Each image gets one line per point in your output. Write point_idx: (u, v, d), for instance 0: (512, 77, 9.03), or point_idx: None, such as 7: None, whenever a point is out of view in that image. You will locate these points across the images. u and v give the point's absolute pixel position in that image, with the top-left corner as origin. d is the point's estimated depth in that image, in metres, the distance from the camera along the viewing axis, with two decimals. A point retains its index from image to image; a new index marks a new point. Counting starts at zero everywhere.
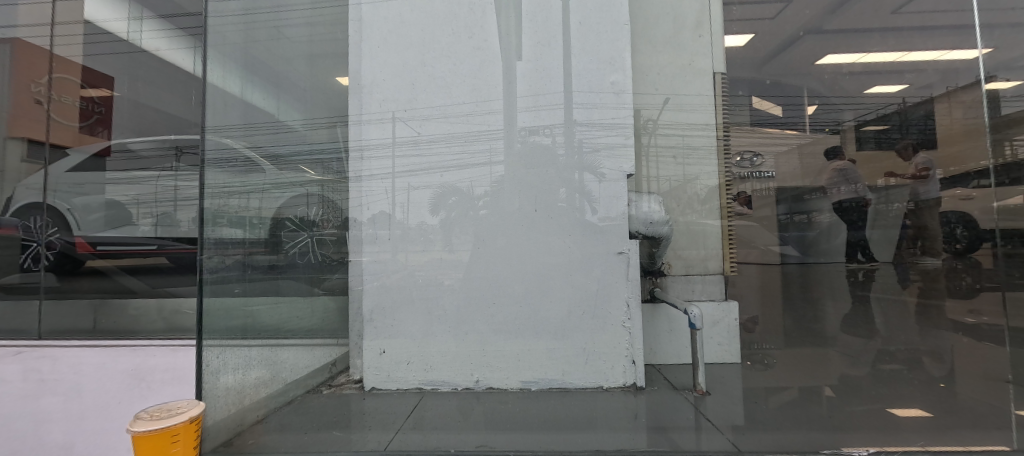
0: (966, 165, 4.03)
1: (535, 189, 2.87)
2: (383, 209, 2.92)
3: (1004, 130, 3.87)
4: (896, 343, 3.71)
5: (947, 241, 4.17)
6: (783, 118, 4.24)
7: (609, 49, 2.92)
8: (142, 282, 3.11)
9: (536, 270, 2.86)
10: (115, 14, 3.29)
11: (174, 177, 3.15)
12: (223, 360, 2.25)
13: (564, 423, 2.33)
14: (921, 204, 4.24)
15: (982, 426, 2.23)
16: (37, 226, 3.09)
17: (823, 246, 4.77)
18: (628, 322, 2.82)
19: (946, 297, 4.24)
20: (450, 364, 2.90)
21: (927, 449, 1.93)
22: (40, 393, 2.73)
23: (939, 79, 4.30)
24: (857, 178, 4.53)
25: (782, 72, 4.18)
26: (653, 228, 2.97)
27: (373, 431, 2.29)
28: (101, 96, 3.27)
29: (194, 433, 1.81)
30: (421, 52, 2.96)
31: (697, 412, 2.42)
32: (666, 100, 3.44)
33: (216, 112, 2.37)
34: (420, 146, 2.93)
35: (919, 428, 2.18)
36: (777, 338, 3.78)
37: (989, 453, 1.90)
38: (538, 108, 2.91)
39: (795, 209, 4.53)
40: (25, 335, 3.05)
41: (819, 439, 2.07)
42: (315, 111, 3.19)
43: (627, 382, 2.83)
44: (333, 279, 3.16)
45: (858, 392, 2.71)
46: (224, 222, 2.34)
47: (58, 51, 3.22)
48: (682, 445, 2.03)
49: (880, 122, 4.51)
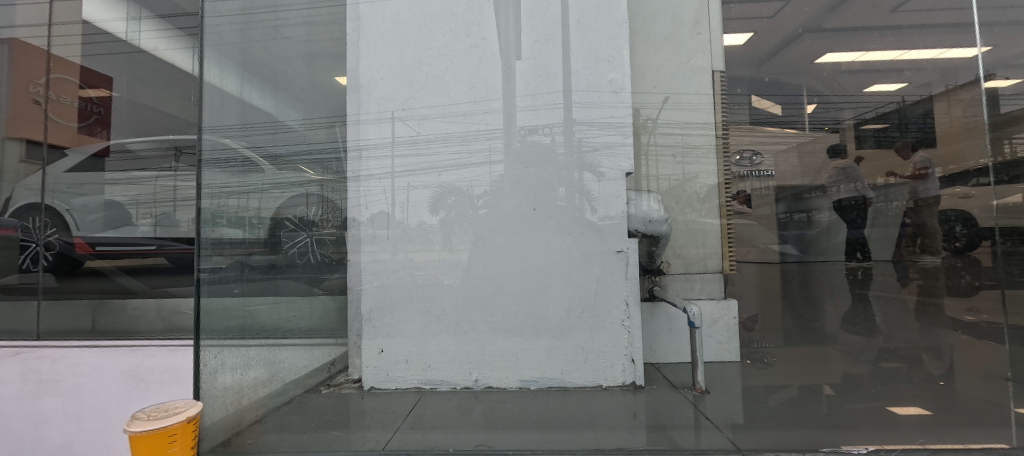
0: (964, 163, 4.04)
1: (534, 188, 2.86)
2: (382, 209, 2.92)
3: (1003, 128, 3.86)
4: (895, 341, 3.71)
5: (947, 240, 4.23)
6: (783, 117, 4.23)
7: (607, 47, 2.91)
8: (141, 282, 3.11)
9: (536, 269, 2.86)
10: (113, 14, 3.28)
11: (173, 178, 3.12)
12: (221, 360, 2.25)
13: (564, 422, 2.32)
14: (921, 202, 4.29)
15: (982, 424, 2.22)
16: (35, 227, 3.08)
17: (823, 245, 4.72)
18: (627, 320, 2.82)
19: (946, 294, 4.33)
20: (450, 363, 2.90)
21: (926, 447, 1.93)
22: (39, 393, 2.73)
23: (938, 78, 4.32)
24: (858, 178, 4.49)
25: (782, 70, 4.18)
26: (652, 226, 2.98)
27: (372, 430, 2.29)
28: (99, 96, 3.26)
29: (191, 433, 1.80)
30: (419, 51, 2.96)
31: (697, 411, 2.42)
32: (665, 99, 3.43)
33: (213, 111, 2.37)
34: (418, 145, 2.93)
35: (918, 425, 2.18)
36: (777, 337, 3.77)
37: (988, 450, 1.90)
38: (537, 107, 2.91)
39: (795, 207, 4.42)
40: (24, 336, 3.06)
41: (819, 437, 2.07)
42: (313, 111, 3.19)
43: (627, 380, 2.83)
44: (333, 278, 3.13)
45: (857, 390, 2.71)
46: (223, 222, 2.35)
47: (56, 51, 3.21)
48: (681, 443, 2.03)
49: (880, 121, 4.53)
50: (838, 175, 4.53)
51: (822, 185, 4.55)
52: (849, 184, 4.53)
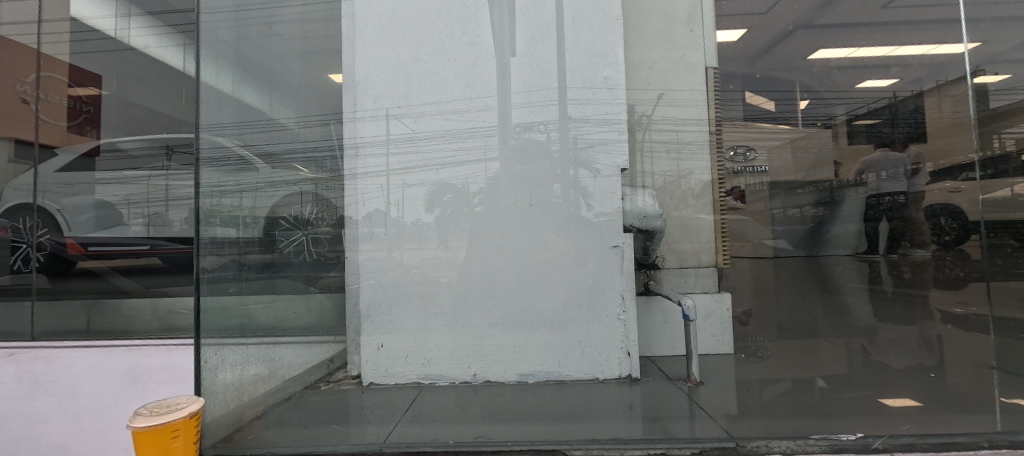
0: (954, 157, 4.28)
1: (530, 184, 2.88)
2: (378, 207, 2.92)
3: (990, 123, 4.19)
4: (888, 332, 3.79)
5: (936, 233, 4.50)
6: (776, 113, 4.35)
7: (601, 43, 2.94)
8: (135, 282, 3.08)
9: (533, 264, 2.89)
10: (100, 10, 3.23)
11: (165, 177, 3.12)
12: (221, 357, 2.26)
13: (561, 414, 2.36)
14: (912, 197, 4.53)
15: (966, 410, 2.31)
16: (26, 227, 3.08)
17: (833, 237, 5.05)
18: (622, 314, 2.86)
19: (933, 287, 4.49)
20: (448, 357, 2.92)
21: (913, 433, 2.00)
22: (32, 394, 2.71)
23: (927, 74, 4.44)
24: (897, 170, 4.60)
25: (774, 66, 4.23)
26: (646, 221, 3.04)
27: (372, 424, 2.31)
28: (88, 95, 3.23)
29: (193, 430, 1.81)
30: (416, 47, 2.96)
31: (691, 401, 2.47)
32: (659, 95, 3.47)
33: (210, 110, 2.37)
34: (415, 143, 2.94)
35: (906, 413, 2.25)
36: (770, 331, 3.83)
37: (973, 435, 1.99)
38: (533, 104, 2.93)
39: (819, 199, 4.85)
40: (16, 337, 3.04)
41: (810, 425, 2.12)
42: (308, 109, 3.19)
43: (622, 373, 2.87)
44: (330, 276, 3.16)
45: (848, 381, 2.77)
46: (216, 221, 2.30)
47: (46, 49, 3.19)
48: (676, 432, 2.08)
49: (871, 116, 4.65)
50: (880, 162, 4.67)
51: (863, 181, 4.85)
52: (889, 171, 4.64)
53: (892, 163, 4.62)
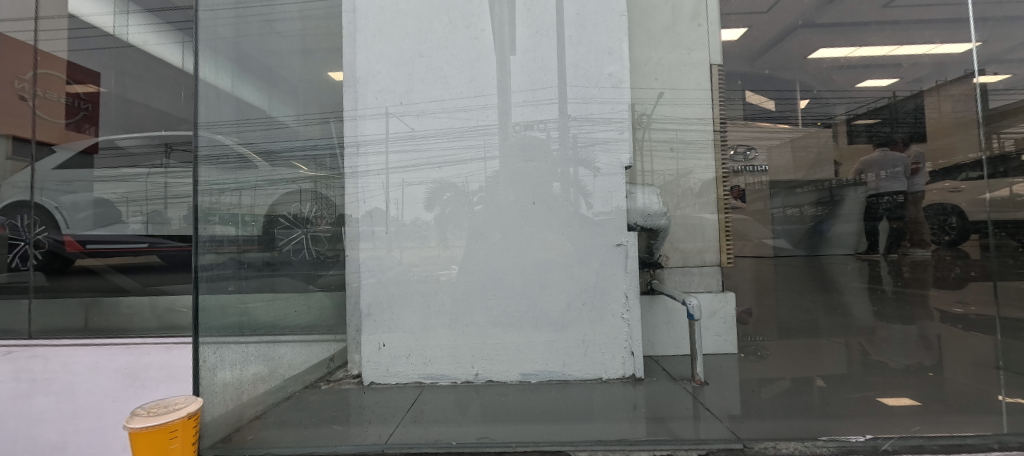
0: (954, 157, 4.28)
1: (531, 182, 2.86)
2: (379, 205, 2.89)
3: (996, 122, 4.11)
4: (891, 331, 3.77)
5: (936, 233, 4.59)
6: (776, 112, 4.30)
7: (606, 39, 2.91)
8: (133, 280, 3.06)
9: (535, 264, 2.87)
10: (97, 7, 3.20)
11: (163, 175, 3.09)
12: (220, 356, 2.23)
13: (564, 415, 2.34)
14: (913, 197, 4.67)
15: (972, 411, 2.29)
16: (24, 225, 3.04)
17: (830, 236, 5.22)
18: (626, 314, 2.84)
19: (932, 286, 4.56)
20: (450, 357, 2.90)
21: (921, 434, 1.98)
22: (30, 392, 2.67)
23: (928, 73, 4.41)
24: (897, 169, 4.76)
25: (777, 64, 4.21)
26: (650, 220, 3.02)
27: (373, 425, 2.29)
28: (86, 92, 3.20)
29: (192, 430, 1.79)
30: (417, 43, 2.93)
31: (696, 401, 2.45)
32: (660, 94, 3.44)
33: (209, 106, 2.35)
34: (416, 140, 2.92)
35: (910, 413, 2.22)
36: (771, 330, 3.83)
37: (982, 437, 1.97)
38: (536, 101, 2.91)
39: (818, 199, 5.03)
40: (13, 335, 3.00)
41: (816, 426, 2.10)
42: (307, 107, 3.15)
43: (626, 372, 2.85)
44: (329, 275, 3.14)
45: (851, 381, 2.75)
46: (215, 220, 2.27)
47: (42, 46, 3.14)
48: (681, 433, 2.06)
49: (871, 116, 4.71)
50: (879, 161, 4.83)
51: (863, 180, 5.05)
52: (891, 170, 4.79)
53: (892, 162, 4.78)
